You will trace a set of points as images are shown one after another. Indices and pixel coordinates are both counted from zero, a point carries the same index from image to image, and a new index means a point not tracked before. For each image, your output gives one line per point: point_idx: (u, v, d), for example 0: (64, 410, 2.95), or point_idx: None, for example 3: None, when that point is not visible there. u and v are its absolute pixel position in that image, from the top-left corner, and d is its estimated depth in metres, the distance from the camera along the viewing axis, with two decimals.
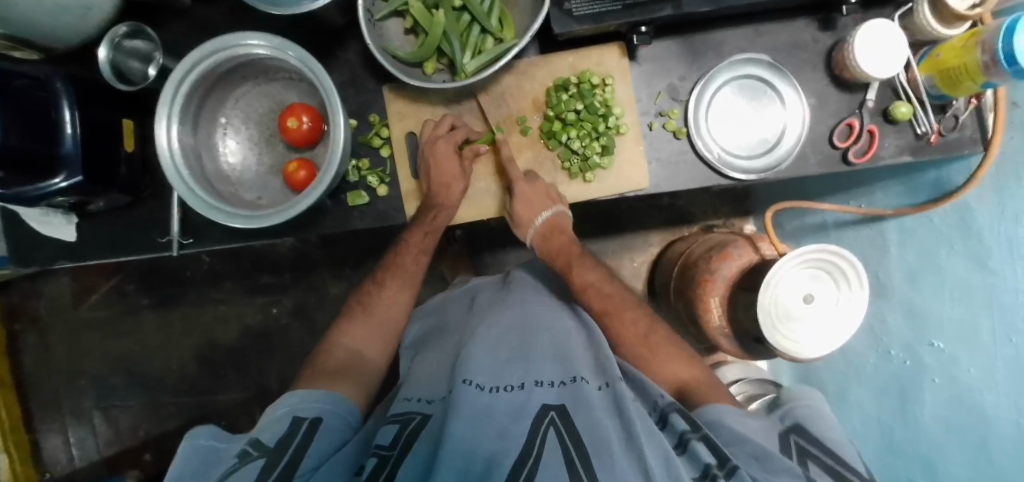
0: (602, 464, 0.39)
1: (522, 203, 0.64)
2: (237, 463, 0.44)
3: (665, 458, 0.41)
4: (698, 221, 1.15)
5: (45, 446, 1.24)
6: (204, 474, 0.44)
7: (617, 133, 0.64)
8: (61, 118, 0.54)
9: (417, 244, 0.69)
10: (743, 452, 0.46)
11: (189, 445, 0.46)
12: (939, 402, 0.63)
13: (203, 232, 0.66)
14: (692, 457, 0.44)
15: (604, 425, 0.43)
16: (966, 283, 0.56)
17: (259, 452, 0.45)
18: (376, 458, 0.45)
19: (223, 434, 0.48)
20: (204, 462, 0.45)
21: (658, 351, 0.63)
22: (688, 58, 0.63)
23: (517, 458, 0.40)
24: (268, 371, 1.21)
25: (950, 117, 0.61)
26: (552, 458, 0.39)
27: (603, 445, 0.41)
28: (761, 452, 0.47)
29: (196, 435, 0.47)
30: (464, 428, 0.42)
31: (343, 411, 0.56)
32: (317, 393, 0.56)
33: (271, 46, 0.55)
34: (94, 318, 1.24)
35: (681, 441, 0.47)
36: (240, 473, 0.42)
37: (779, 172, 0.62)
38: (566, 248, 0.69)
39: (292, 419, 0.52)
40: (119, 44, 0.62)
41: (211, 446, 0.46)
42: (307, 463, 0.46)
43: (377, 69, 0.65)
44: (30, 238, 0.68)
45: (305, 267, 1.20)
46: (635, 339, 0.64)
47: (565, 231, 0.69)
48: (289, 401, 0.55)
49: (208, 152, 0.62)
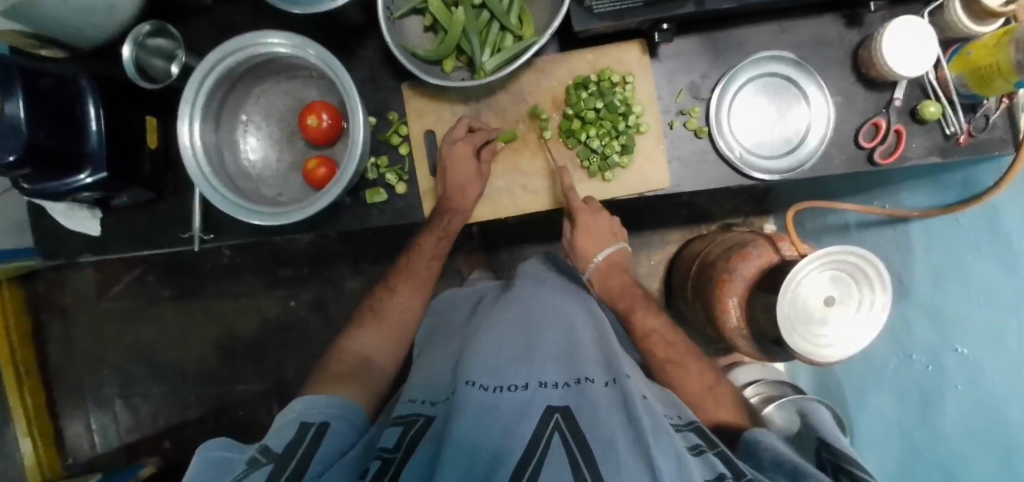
0: (607, 466, 0.38)
1: (586, 233, 0.68)
2: (246, 469, 0.44)
3: (675, 459, 0.41)
4: (716, 219, 1.14)
5: (69, 433, 1.28)
6: (217, 479, 0.44)
7: (637, 132, 0.63)
8: (85, 114, 0.54)
9: (432, 248, 0.71)
10: (776, 473, 0.45)
11: (204, 457, 0.47)
12: (962, 408, 0.61)
13: (224, 228, 0.67)
14: (703, 460, 0.44)
15: (610, 428, 0.43)
16: (994, 287, 0.54)
17: (267, 459, 0.46)
18: (379, 461, 0.45)
19: (236, 445, 0.49)
20: (218, 470, 0.45)
21: (689, 370, 0.64)
22: (710, 55, 0.62)
23: (519, 460, 0.39)
24: (285, 363, 1.23)
25: (981, 117, 0.59)
26: (555, 462, 0.39)
27: (608, 448, 0.40)
28: (779, 464, 0.45)
29: (209, 447, 0.48)
30: (466, 431, 0.42)
31: (349, 415, 0.57)
32: (325, 398, 0.57)
33: (291, 44, 0.55)
34: (116, 309, 1.27)
35: (695, 447, 0.46)
36: (250, 477, 0.42)
37: (803, 172, 0.61)
38: (627, 289, 0.73)
39: (299, 424, 0.52)
40: (142, 43, 0.62)
41: (225, 456, 0.47)
42: (315, 467, 0.47)
43: (397, 67, 0.65)
44: (57, 232, 0.70)
45: (322, 261, 1.22)
46: (667, 352, 0.66)
47: (622, 271, 0.75)
48: (299, 407, 0.56)
49: (229, 149, 0.63)
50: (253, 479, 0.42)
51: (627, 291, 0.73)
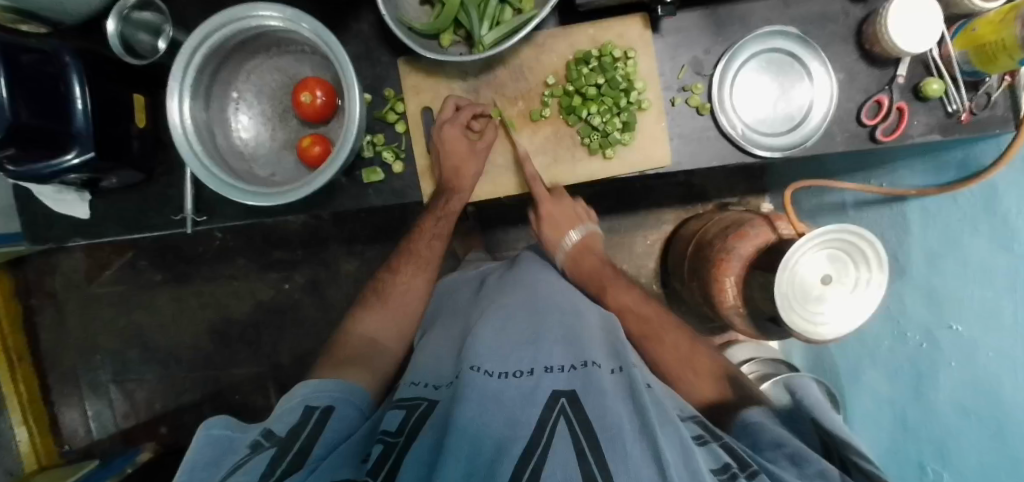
0: (613, 458, 0.38)
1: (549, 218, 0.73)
2: (249, 453, 0.44)
3: (681, 451, 0.41)
4: (712, 198, 1.14)
5: (64, 419, 1.27)
6: (219, 461, 0.44)
7: (638, 109, 0.62)
8: (71, 93, 0.52)
9: (433, 227, 0.69)
10: (777, 455, 0.45)
11: (204, 434, 0.46)
12: (955, 386, 0.62)
13: (216, 209, 0.65)
14: (709, 450, 0.44)
15: (616, 413, 0.43)
16: (991, 267, 0.55)
17: (270, 443, 0.45)
18: (381, 445, 0.45)
19: (236, 424, 0.48)
20: (219, 450, 0.45)
21: (678, 347, 0.65)
22: (712, 30, 0.61)
23: (524, 448, 0.39)
24: (280, 346, 1.23)
25: (982, 95, 0.58)
26: (560, 449, 0.39)
27: (614, 434, 0.40)
28: (780, 447, 0.46)
29: (210, 425, 0.46)
30: (474, 415, 0.42)
31: (354, 398, 0.56)
32: (329, 382, 0.56)
33: (282, 17, 0.53)
34: (107, 294, 1.26)
35: (700, 437, 0.47)
36: (252, 461, 0.42)
37: (805, 149, 0.60)
38: (598, 267, 0.75)
39: (304, 408, 0.52)
40: (127, 16, 0.59)
41: (227, 436, 0.46)
42: (317, 452, 0.46)
43: (392, 41, 0.63)
44: (42, 215, 0.68)
45: (315, 243, 1.21)
46: (642, 327, 0.68)
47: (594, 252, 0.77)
48: (304, 390, 0.55)
49: (220, 128, 0.61)
50: (254, 465, 0.41)
51: (599, 270, 0.75)
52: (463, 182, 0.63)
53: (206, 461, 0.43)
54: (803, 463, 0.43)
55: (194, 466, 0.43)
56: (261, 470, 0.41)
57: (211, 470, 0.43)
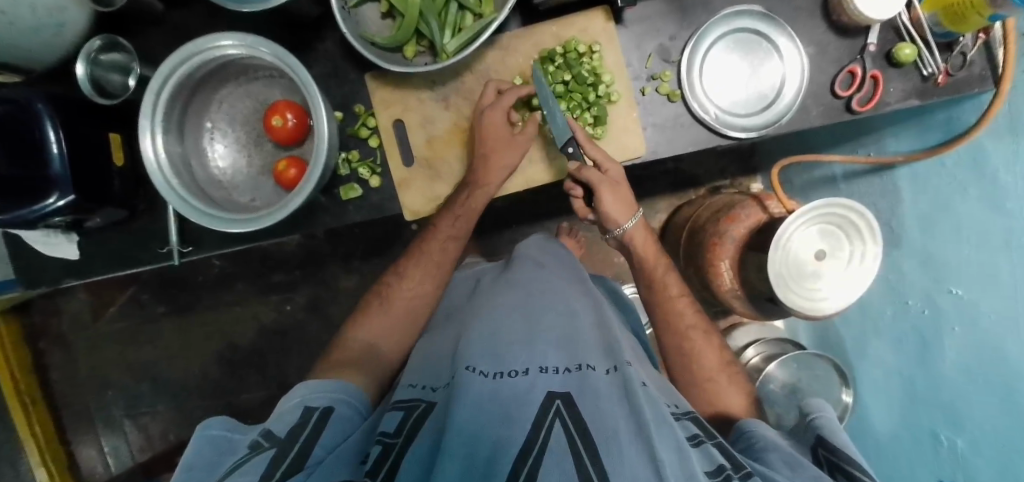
0: (609, 458, 0.38)
1: (604, 177, 0.62)
2: (248, 454, 0.44)
3: (677, 452, 0.41)
4: (703, 183, 1.14)
5: (82, 457, 1.28)
6: (218, 462, 0.44)
7: (608, 102, 0.62)
8: (46, 139, 0.53)
9: (448, 229, 0.69)
10: (773, 456, 0.46)
11: (203, 436, 0.47)
12: (961, 353, 0.61)
13: (202, 239, 0.66)
14: (702, 451, 0.44)
15: (612, 418, 0.42)
16: (986, 229, 0.54)
17: (270, 444, 0.45)
18: (379, 446, 0.44)
19: (235, 425, 0.49)
20: (218, 451, 0.46)
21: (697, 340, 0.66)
22: (676, 15, 0.61)
23: (521, 450, 0.38)
24: (287, 368, 1.23)
25: (957, 56, 0.57)
26: (557, 448, 0.38)
27: (609, 436, 0.40)
28: (777, 450, 0.47)
29: (207, 426, 0.48)
30: (468, 417, 0.42)
31: (353, 399, 0.56)
32: (328, 383, 0.56)
33: (243, 45, 0.54)
34: (114, 331, 1.27)
35: (694, 437, 0.46)
36: (251, 462, 0.42)
37: (781, 127, 0.60)
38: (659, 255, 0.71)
39: (303, 409, 0.52)
40: (95, 59, 0.61)
41: (225, 436, 0.47)
42: (316, 454, 0.45)
43: (358, 58, 0.64)
44: (34, 261, 0.69)
45: (312, 263, 1.21)
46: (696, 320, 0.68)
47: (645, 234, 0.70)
48: (299, 393, 0.55)
49: (197, 159, 0.62)
50: (254, 465, 0.41)
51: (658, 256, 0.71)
52: (493, 174, 0.63)
53: (206, 463, 0.44)
54: (798, 468, 0.44)
55: (193, 467, 0.44)
56: (259, 472, 0.40)
57: (212, 470, 0.44)
